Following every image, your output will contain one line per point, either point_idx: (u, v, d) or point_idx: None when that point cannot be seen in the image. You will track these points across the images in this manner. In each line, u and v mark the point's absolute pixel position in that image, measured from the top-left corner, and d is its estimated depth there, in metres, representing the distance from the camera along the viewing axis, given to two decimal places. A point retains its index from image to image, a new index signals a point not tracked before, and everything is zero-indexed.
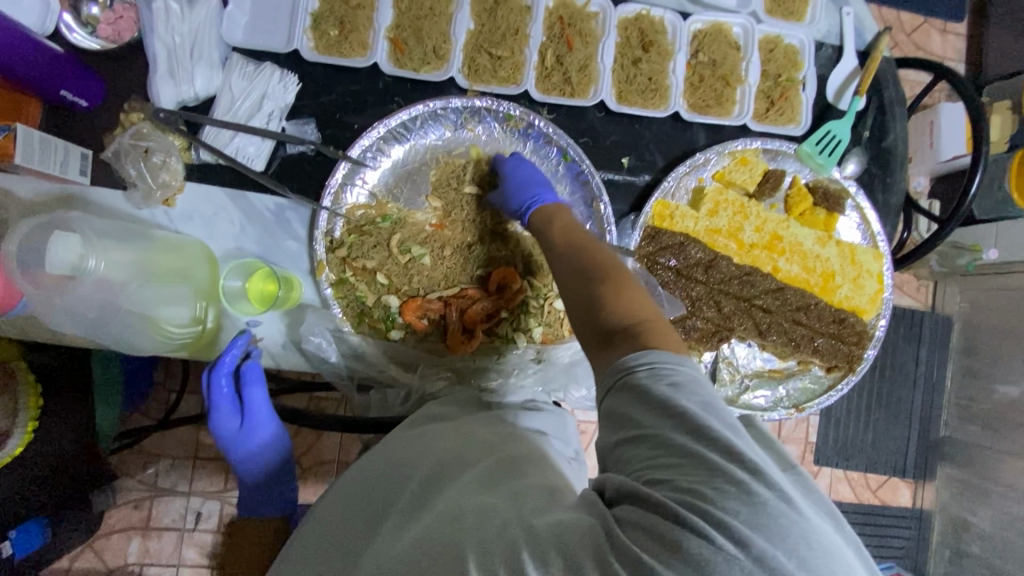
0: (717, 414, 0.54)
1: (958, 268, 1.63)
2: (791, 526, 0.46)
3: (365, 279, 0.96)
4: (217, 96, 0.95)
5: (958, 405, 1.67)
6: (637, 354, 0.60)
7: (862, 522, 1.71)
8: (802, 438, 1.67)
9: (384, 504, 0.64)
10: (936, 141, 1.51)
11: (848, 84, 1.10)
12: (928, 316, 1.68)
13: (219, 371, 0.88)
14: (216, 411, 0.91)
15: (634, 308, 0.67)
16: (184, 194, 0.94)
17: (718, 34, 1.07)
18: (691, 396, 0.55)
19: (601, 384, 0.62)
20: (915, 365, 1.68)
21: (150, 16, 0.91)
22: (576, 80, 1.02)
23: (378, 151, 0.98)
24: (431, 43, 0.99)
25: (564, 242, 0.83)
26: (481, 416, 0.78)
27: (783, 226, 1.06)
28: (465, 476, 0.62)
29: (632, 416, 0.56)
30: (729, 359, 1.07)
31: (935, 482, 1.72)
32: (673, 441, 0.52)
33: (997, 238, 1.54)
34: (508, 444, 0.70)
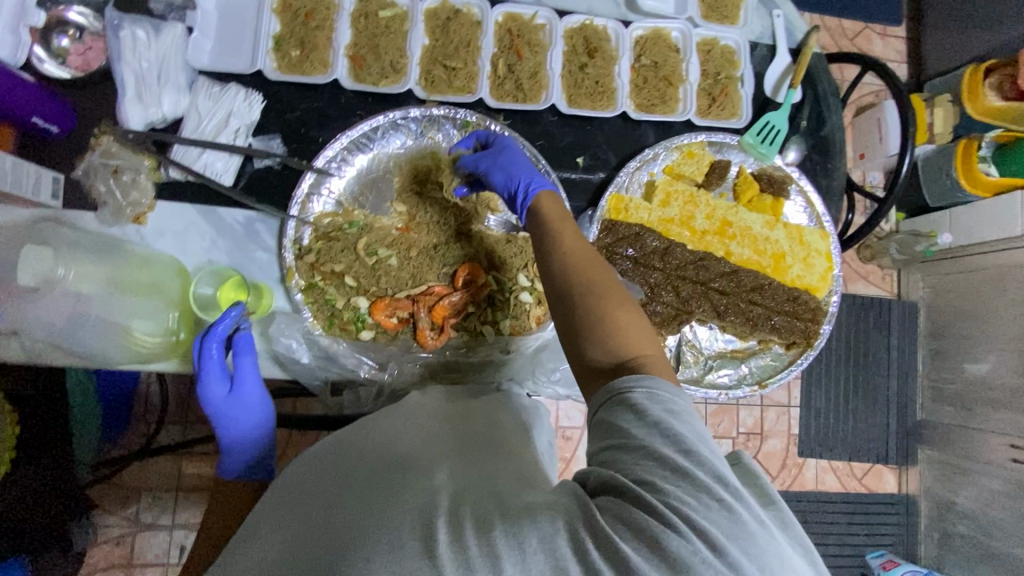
0: (707, 443, 0.56)
1: (917, 255, 1.68)
2: (766, 547, 0.49)
3: (334, 282, 0.99)
4: (185, 117, 1.00)
5: (932, 387, 1.72)
6: (635, 378, 0.60)
7: (851, 512, 1.74)
8: (786, 431, 1.73)
9: (352, 469, 0.63)
10: (884, 137, 1.61)
11: (783, 79, 1.18)
12: (895, 304, 1.75)
13: (210, 337, 0.88)
14: (205, 379, 0.89)
15: (637, 338, 0.64)
16: (155, 212, 0.98)
17: (658, 39, 1.15)
18: (684, 421, 0.57)
19: (595, 397, 0.62)
20: (887, 352, 1.74)
21: (118, 45, 0.97)
22: (527, 86, 1.08)
23: (343, 161, 1.02)
24: (389, 58, 1.06)
25: (564, 231, 0.76)
26: (468, 407, 0.78)
27: (732, 213, 1.12)
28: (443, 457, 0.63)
29: (621, 427, 0.57)
30: (692, 341, 1.11)
31: (917, 466, 1.75)
32: (664, 455, 0.54)
33: (951, 224, 1.62)
34: (480, 434, 0.71)
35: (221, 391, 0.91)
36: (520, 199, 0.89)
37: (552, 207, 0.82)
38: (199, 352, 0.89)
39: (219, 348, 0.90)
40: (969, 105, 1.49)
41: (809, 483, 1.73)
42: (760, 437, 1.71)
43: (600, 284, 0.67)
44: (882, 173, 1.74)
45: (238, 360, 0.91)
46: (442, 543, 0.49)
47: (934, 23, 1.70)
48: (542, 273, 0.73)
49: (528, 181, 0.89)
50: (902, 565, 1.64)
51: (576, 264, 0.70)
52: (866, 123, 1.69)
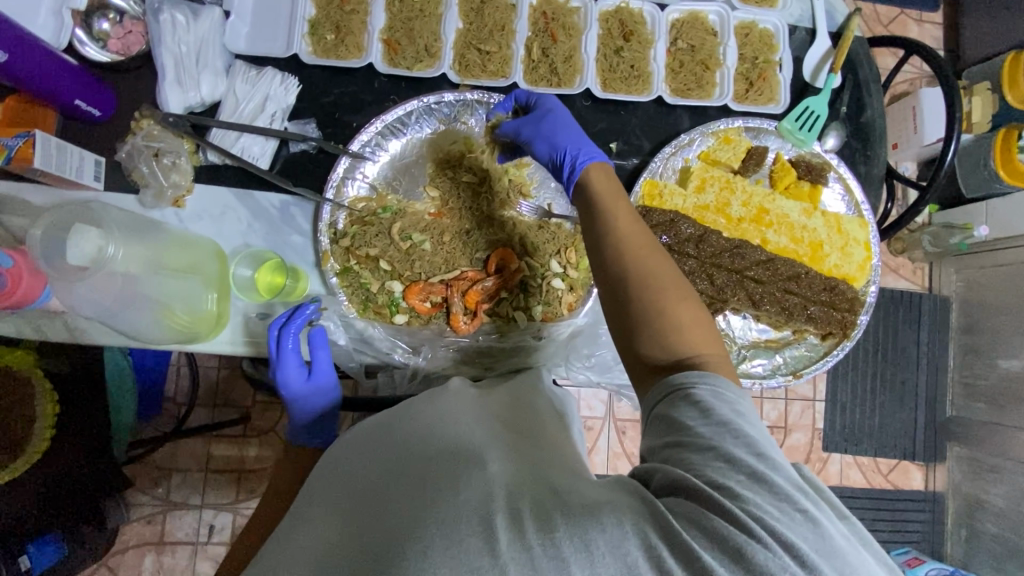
0: (774, 446, 0.57)
1: (951, 249, 1.62)
2: (851, 561, 0.49)
3: (369, 266, 1.00)
4: (223, 101, 1.01)
5: (963, 383, 1.69)
6: (700, 376, 0.60)
7: (876, 507, 1.73)
8: (810, 425, 1.71)
9: (408, 454, 0.63)
10: (918, 126, 1.57)
11: (823, 63, 1.14)
12: (925, 297, 1.72)
13: (287, 328, 0.90)
14: (283, 368, 0.91)
15: (696, 331, 0.65)
16: (193, 195, 0.99)
17: (694, 22, 1.13)
18: (751, 423, 0.57)
19: (654, 393, 0.63)
20: (916, 348, 1.71)
21: (157, 28, 0.97)
22: (561, 71, 1.07)
23: (377, 146, 1.03)
24: (423, 42, 1.05)
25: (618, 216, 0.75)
26: (508, 391, 0.79)
27: (769, 200, 1.10)
28: (498, 444, 0.63)
29: (686, 424, 0.58)
30: (725, 331, 1.11)
31: (946, 463, 1.72)
32: (736, 456, 0.54)
33: (988, 216, 1.57)
34: (526, 417, 0.72)
35: (297, 381, 0.92)
36: (568, 170, 0.86)
37: (602, 180, 0.81)
38: (276, 342, 0.91)
39: (294, 340, 0.91)
40: (1008, 95, 1.47)
41: (833, 478, 1.71)
42: (784, 430, 1.71)
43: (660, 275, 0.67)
44: (915, 163, 1.71)
45: (313, 351, 0.92)
46: (502, 539, 0.50)
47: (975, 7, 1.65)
48: (597, 263, 0.71)
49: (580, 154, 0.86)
50: (928, 562, 1.62)
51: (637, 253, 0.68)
52: (901, 112, 1.64)
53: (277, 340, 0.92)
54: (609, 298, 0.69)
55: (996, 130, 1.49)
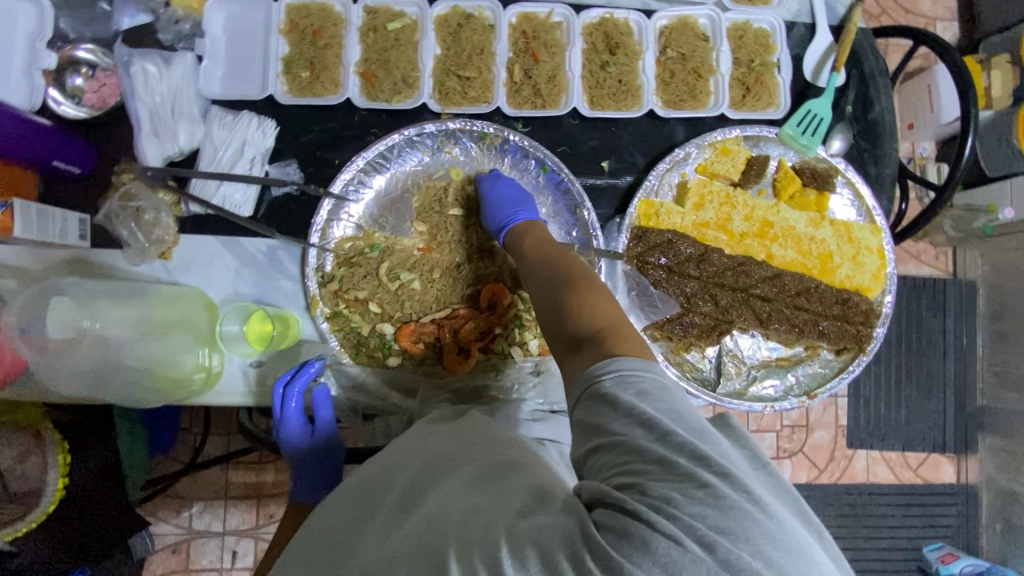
0: (683, 419, 0.55)
1: (975, 232, 1.57)
2: (757, 527, 0.45)
3: (359, 309, 0.98)
4: (201, 149, 0.98)
5: (993, 371, 1.63)
6: (604, 363, 0.61)
7: (906, 503, 1.68)
8: (833, 422, 1.67)
9: (383, 495, 0.65)
10: (936, 104, 1.50)
11: (824, 61, 1.08)
12: (950, 284, 1.66)
13: (292, 386, 0.89)
14: (285, 424, 0.91)
15: (598, 313, 0.69)
16: (179, 246, 0.98)
17: (684, 28, 1.07)
18: (654, 400, 0.56)
19: (572, 392, 0.63)
20: (942, 336, 1.66)
21: (130, 82, 0.95)
22: (545, 91, 1.03)
23: (360, 183, 1.00)
24: (400, 72, 1.02)
25: (543, 254, 0.85)
26: (480, 418, 0.80)
27: (772, 212, 1.05)
28: (460, 472, 0.64)
29: (598, 423, 0.57)
30: (733, 351, 1.05)
31: (978, 455, 1.67)
32: (641, 446, 0.53)
33: (1012, 197, 1.48)
34: (506, 447, 0.70)
35: (300, 437, 0.93)
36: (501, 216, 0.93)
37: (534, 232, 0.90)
38: (278, 401, 0.90)
39: (299, 399, 0.91)
40: None
41: (860, 475, 1.68)
42: (806, 429, 1.67)
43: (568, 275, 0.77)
44: (934, 144, 1.63)
45: (316, 410, 0.93)
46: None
47: None
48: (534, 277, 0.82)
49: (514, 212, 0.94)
50: (963, 557, 1.58)
51: (553, 267, 0.81)
52: (916, 89, 1.57)
53: (280, 397, 0.90)
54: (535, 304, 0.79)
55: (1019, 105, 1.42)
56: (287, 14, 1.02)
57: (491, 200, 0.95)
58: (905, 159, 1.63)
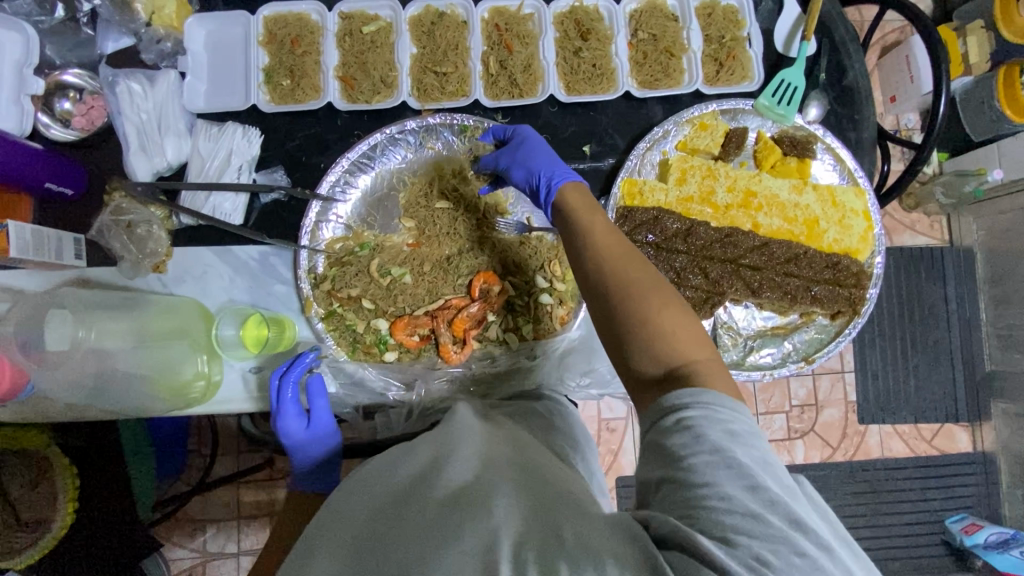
0: (773, 473, 0.55)
1: (967, 197, 1.58)
2: None
3: (352, 307, 0.99)
4: (189, 162, 1.01)
5: (998, 336, 1.63)
6: (689, 395, 0.58)
7: (923, 476, 1.67)
8: (842, 398, 1.67)
9: (413, 497, 0.56)
10: (916, 74, 1.51)
11: (795, 31, 1.09)
12: (947, 252, 1.67)
13: (286, 377, 0.91)
14: (283, 415, 0.91)
15: (687, 340, 0.64)
16: (173, 258, 1.00)
17: (653, 10, 1.08)
18: (746, 445, 0.55)
19: (650, 416, 0.61)
20: (944, 305, 1.66)
21: (116, 101, 0.97)
22: (522, 81, 1.05)
23: (346, 184, 1.01)
24: (378, 73, 1.04)
25: (603, 239, 0.74)
26: (505, 425, 0.75)
27: (755, 181, 1.05)
28: (506, 473, 0.59)
29: (677, 454, 0.56)
30: (728, 323, 1.06)
31: (992, 421, 1.66)
32: (731, 494, 0.52)
33: (1001, 158, 1.50)
34: (533, 452, 0.67)
35: (298, 430, 0.92)
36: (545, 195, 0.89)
37: (577, 196, 0.84)
38: (275, 392, 0.92)
39: (294, 389, 0.92)
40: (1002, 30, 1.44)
41: (874, 451, 1.67)
42: (815, 408, 1.67)
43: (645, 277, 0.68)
44: (918, 116, 1.63)
45: (312, 400, 0.92)
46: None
47: None
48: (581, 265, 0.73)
49: (550, 174, 0.90)
50: (986, 527, 1.57)
51: (618, 265, 0.70)
52: (896, 61, 1.58)
53: (277, 390, 0.92)
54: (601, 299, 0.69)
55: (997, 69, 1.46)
56: (265, 25, 1.05)
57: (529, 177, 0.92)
58: (892, 131, 1.65)
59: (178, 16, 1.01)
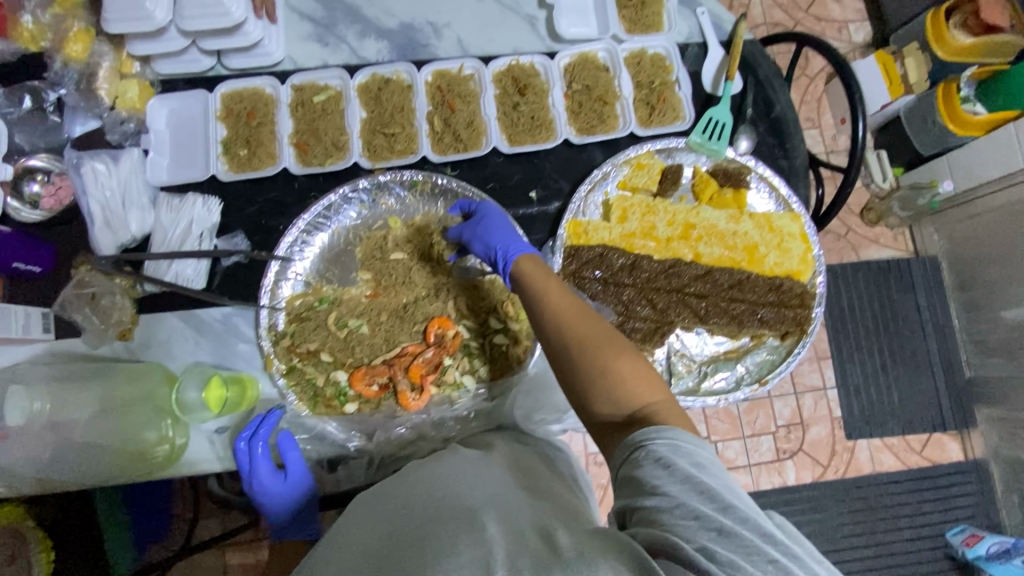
0: (738, 494, 0.62)
1: (924, 209, 1.73)
2: None
3: (312, 361, 1.01)
4: (152, 233, 1.06)
5: (973, 341, 1.69)
6: (657, 432, 0.65)
7: (918, 489, 1.66)
8: (828, 415, 1.68)
9: (421, 527, 0.62)
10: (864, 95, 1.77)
11: (720, 72, 1.17)
12: (913, 262, 1.78)
13: (254, 437, 0.93)
14: (256, 472, 0.92)
15: (641, 387, 0.71)
16: (138, 325, 1.03)
17: (585, 63, 1.17)
18: (709, 469, 0.63)
19: (617, 454, 0.68)
20: (917, 314, 1.75)
21: (81, 181, 1.02)
22: (465, 136, 1.12)
23: (303, 243, 1.06)
24: (329, 138, 1.11)
25: (557, 302, 0.82)
26: (507, 458, 0.83)
27: (693, 214, 1.11)
28: (510, 499, 0.68)
29: (651, 483, 0.62)
30: (681, 351, 1.09)
31: (979, 428, 1.67)
32: (703, 514, 0.59)
33: (951, 169, 1.65)
34: (531, 484, 0.75)
35: (274, 485, 0.93)
36: (501, 267, 0.95)
37: (532, 265, 0.91)
38: (245, 452, 0.93)
39: (264, 446, 0.93)
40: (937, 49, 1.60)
41: (865, 466, 1.67)
42: (802, 426, 1.68)
43: (598, 335, 0.75)
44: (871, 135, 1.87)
45: (284, 455, 0.93)
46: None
47: None
48: (539, 330, 0.81)
49: (505, 249, 0.96)
50: (986, 537, 1.54)
51: (571, 325, 0.78)
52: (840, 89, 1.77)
53: (247, 450, 0.93)
54: (562, 356, 0.77)
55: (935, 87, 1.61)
56: (222, 101, 1.12)
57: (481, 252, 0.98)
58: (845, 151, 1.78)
59: (141, 98, 1.09)
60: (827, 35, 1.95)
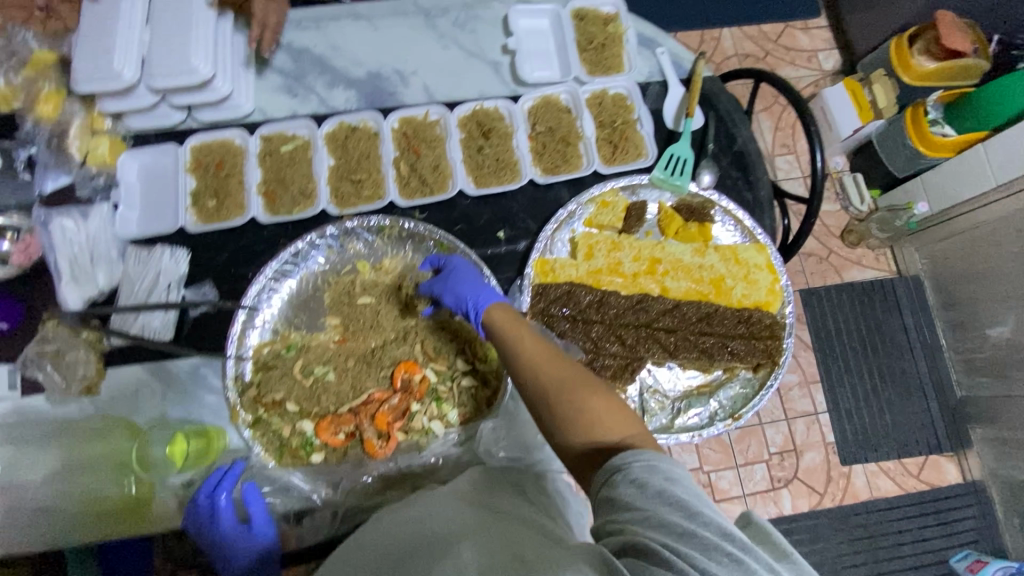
0: (707, 502, 0.61)
1: (903, 230, 1.75)
2: None
3: (277, 411, 1.00)
4: (120, 286, 1.06)
5: (962, 360, 1.67)
6: (632, 453, 0.65)
7: (919, 514, 1.62)
8: (821, 441, 1.65)
9: (398, 564, 0.63)
10: (833, 123, 1.81)
11: (681, 109, 1.20)
12: (897, 281, 1.79)
13: (219, 488, 0.91)
14: (219, 523, 0.90)
15: (618, 422, 0.71)
16: (104, 380, 1.02)
17: (548, 106, 1.21)
18: (681, 482, 0.62)
19: (596, 478, 0.67)
20: (905, 334, 1.75)
21: (48, 238, 1.03)
22: (431, 180, 1.14)
23: (269, 292, 1.05)
24: (297, 187, 1.13)
25: (529, 348, 0.82)
26: (480, 480, 0.84)
27: (658, 249, 1.12)
28: (480, 523, 0.68)
29: (621, 498, 0.62)
30: (654, 387, 1.08)
31: (975, 448, 1.64)
32: (668, 520, 0.58)
33: (927, 192, 1.70)
34: (501, 505, 0.76)
35: (236, 536, 0.90)
36: (474, 317, 0.95)
37: (502, 313, 0.91)
38: (209, 502, 0.91)
39: (228, 496, 0.91)
40: (903, 76, 1.71)
41: (863, 492, 1.62)
42: (795, 453, 1.64)
43: (571, 376, 0.76)
44: (846, 159, 1.91)
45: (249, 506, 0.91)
46: None
47: (851, 10, 1.95)
48: (514, 378, 0.81)
49: (475, 300, 0.95)
50: (992, 561, 1.48)
51: (544, 368, 0.78)
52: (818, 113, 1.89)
53: (209, 501, 0.91)
54: (537, 402, 0.76)
55: (904, 111, 1.69)
56: (192, 154, 1.14)
57: (451, 303, 0.97)
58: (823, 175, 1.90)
59: (112, 153, 1.11)
60: (797, 64, 2.00)
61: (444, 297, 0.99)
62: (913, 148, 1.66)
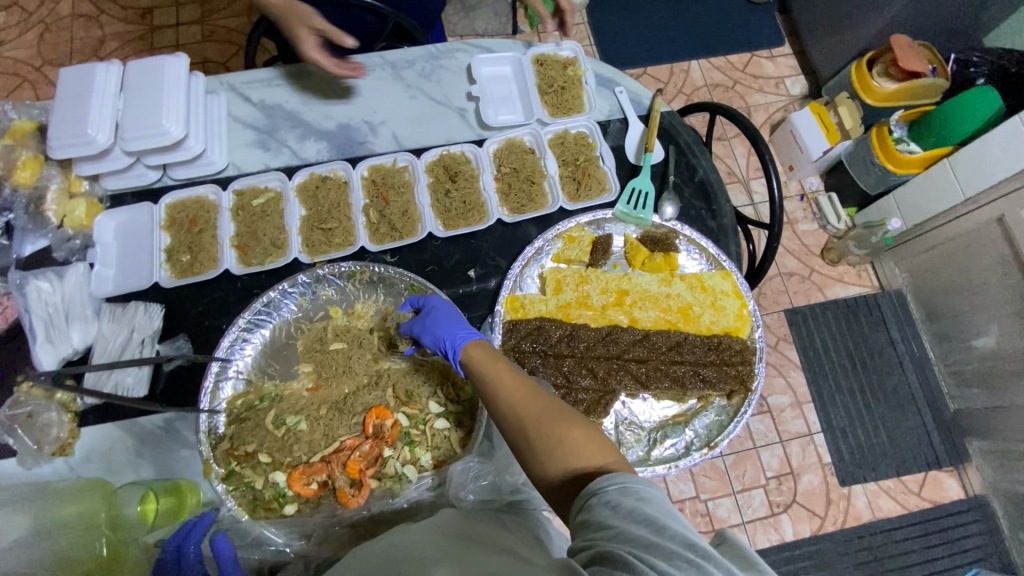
0: (677, 518, 0.60)
1: (880, 245, 1.80)
2: None
3: (250, 463, 1.00)
4: (94, 345, 1.07)
5: (952, 372, 1.67)
6: (608, 477, 0.64)
7: (923, 533, 1.58)
8: (818, 463, 1.63)
9: None
10: (804, 146, 1.84)
11: (641, 144, 1.24)
12: (880, 297, 1.80)
13: (188, 537, 0.83)
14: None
15: (595, 449, 0.70)
16: (79, 439, 1.02)
17: (511, 148, 1.26)
18: (653, 501, 0.61)
19: (574, 504, 0.66)
20: (892, 348, 1.74)
21: (24, 300, 1.06)
22: (400, 225, 1.18)
23: (240, 343, 1.06)
24: (268, 238, 1.16)
25: (508, 384, 0.83)
26: (458, 510, 0.82)
27: (625, 281, 1.14)
28: (454, 550, 0.66)
29: (592, 518, 0.62)
30: (629, 419, 1.08)
31: (974, 462, 1.61)
32: (634, 534, 0.57)
33: (899, 207, 1.74)
34: (477, 533, 0.74)
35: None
36: (453, 356, 0.96)
37: (480, 351, 0.92)
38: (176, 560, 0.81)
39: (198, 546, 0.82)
40: (867, 98, 1.75)
41: (864, 513, 1.59)
42: (792, 476, 1.61)
43: (547, 409, 0.77)
44: (820, 179, 1.94)
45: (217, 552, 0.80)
46: None
47: (813, 38, 2.03)
48: (494, 414, 0.81)
49: (453, 339, 0.96)
50: None
51: (522, 403, 0.78)
52: (785, 137, 1.92)
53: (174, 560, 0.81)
54: (516, 437, 0.76)
55: (870, 133, 1.74)
56: (167, 211, 1.17)
57: (430, 342, 0.98)
58: (798, 196, 1.94)
59: (88, 215, 1.14)
60: (766, 91, 2.07)
61: (423, 338, 1.00)
62: (882, 166, 1.70)
